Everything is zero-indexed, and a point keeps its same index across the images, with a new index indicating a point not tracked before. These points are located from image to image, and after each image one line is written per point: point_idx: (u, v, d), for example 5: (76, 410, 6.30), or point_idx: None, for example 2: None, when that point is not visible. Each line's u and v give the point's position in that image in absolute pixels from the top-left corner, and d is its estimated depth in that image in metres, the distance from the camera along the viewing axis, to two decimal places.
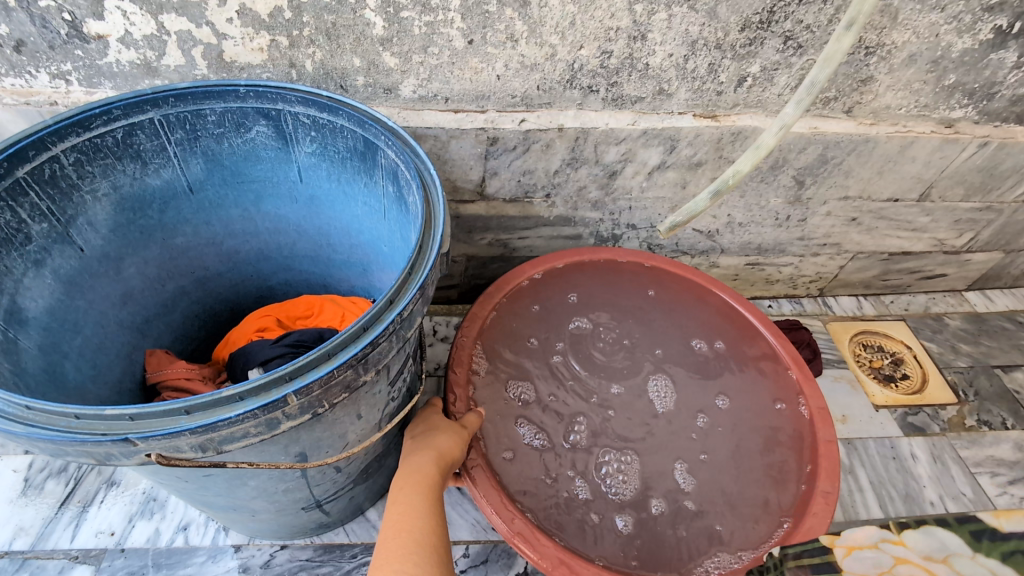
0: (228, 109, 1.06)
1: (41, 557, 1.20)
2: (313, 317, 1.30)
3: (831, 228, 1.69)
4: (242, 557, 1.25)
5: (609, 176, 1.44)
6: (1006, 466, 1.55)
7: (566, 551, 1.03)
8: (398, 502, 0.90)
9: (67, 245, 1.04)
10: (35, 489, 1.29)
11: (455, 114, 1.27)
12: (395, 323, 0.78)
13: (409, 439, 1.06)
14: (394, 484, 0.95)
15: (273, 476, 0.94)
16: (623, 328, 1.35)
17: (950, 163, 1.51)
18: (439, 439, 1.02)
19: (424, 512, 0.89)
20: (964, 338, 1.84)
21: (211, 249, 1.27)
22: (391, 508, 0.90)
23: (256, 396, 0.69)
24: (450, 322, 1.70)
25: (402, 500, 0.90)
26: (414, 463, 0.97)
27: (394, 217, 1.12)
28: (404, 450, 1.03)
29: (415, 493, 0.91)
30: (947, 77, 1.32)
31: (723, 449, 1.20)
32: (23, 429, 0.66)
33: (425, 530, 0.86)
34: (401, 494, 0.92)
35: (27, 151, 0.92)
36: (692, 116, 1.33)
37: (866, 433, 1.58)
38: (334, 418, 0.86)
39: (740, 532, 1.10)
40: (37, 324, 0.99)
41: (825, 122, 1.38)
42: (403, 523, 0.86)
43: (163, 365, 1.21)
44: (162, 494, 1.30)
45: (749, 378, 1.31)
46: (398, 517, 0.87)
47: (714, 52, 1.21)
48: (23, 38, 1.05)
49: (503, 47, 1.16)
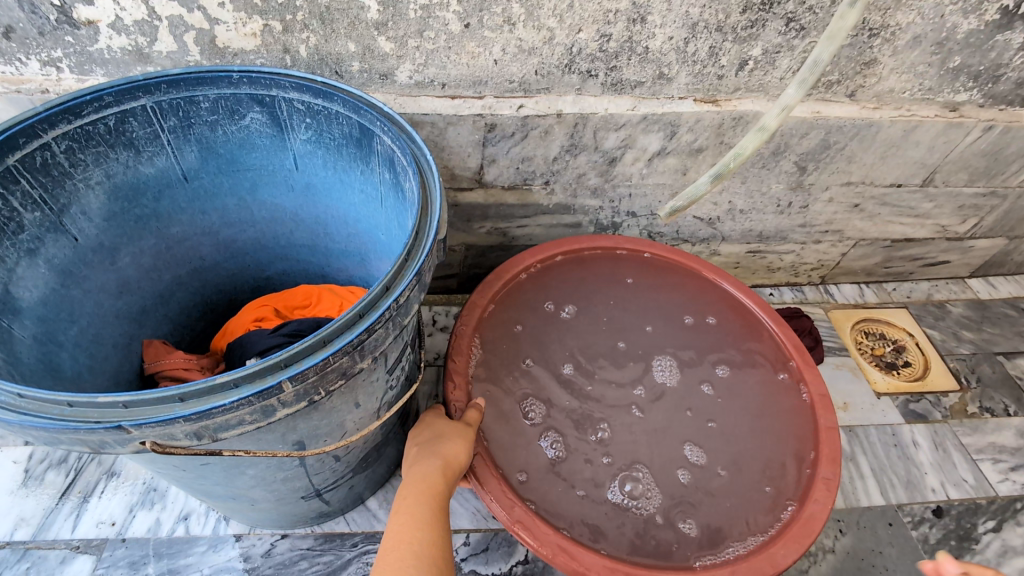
0: (222, 95, 1.04)
1: (43, 548, 1.20)
2: (310, 307, 1.29)
3: (833, 215, 1.67)
4: (243, 546, 1.25)
5: (609, 163, 1.42)
6: (1007, 452, 1.55)
7: (567, 539, 1.02)
8: (398, 510, 0.89)
9: (61, 234, 1.03)
10: (35, 480, 1.28)
11: (453, 100, 1.25)
12: (390, 309, 0.77)
13: (412, 441, 1.05)
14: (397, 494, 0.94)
15: (271, 465, 0.93)
16: (623, 317, 1.34)
17: (954, 148, 1.49)
18: (445, 442, 1.01)
19: (426, 516, 0.88)
20: (967, 326, 1.83)
21: (207, 239, 1.26)
22: (393, 517, 0.89)
23: (251, 382, 0.68)
24: (449, 311, 1.70)
25: (404, 506, 0.90)
26: (416, 471, 0.96)
27: (391, 204, 1.10)
28: (406, 457, 1.03)
29: (420, 503, 0.90)
30: (952, 59, 1.30)
31: (725, 437, 1.19)
32: (15, 417, 0.65)
33: (426, 534, 0.85)
34: (401, 501, 0.91)
35: (17, 139, 0.91)
36: (693, 101, 1.31)
37: (867, 420, 1.58)
38: (331, 407, 0.86)
39: (742, 518, 1.10)
40: (31, 314, 0.98)
41: (828, 106, 1.36)
42: (401, 534, 0.85)
43: (160, 355, 1.20)
44: (162, 484, 1.30)
45: (750, 366, 1.30)
46: (400, 527, 0.86)
47: (715, 34, 1.19)
48: (12, 24, 1.04)
49: (501, 31, 1.14)
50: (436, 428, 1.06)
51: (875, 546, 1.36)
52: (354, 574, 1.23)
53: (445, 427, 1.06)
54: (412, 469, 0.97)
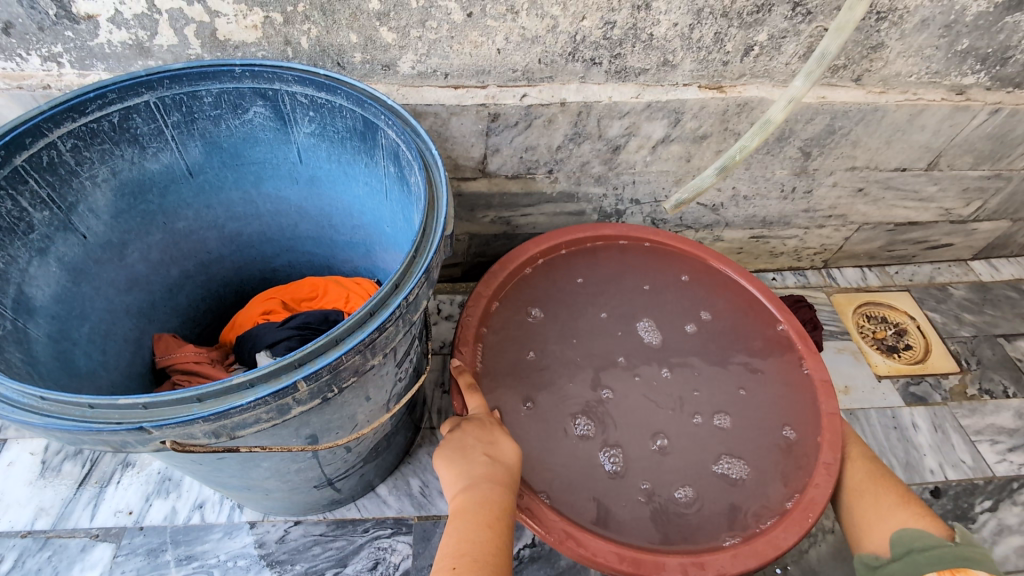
0: (224, 89, 1.04)
1: (64, 536, 1.24)
2: (317, 299, 1.30)
3: (838, 199, 1.67)
4: (258, 533, 1.28)
5: (613, 151, 1.42)
6: (1006, 434, 1.57)
7: (573, 523, 1.06)
8: (482, 522, 0.91)
9: (70, 232, 1.04)
10: (52, 471, 1.31)
11: (456, 90, 1.24)
12: (401, 307, 0.78)
13: (457, 434, 1.03)
14: (469, 498, 0.93)
15: (285, 457, 0.96)
16: (628, 305, 1.35)
17: (960, 131, 1.48)
18: (501, 447, 1.01)
19: (506, 541, 0.91)
20: (968, 308, 1.84)
21: (213, 233, 1.26)
22: (472, 525, 0.90)
23: (267, 382, 0.69)
24: (454, 300, 1.71)
25: (492, 521, 0.91)
26: (494, 484, 0.95)
27: (396, 197, 1.11)
28: (467, 452, 1.00)
29: (504, 522, 0.93)
30: (960, 42, 1.28)
31: (731, 421, 1.20)
32: (39, 420, 0.67)
33: (505, 558, 0.89)
34: (483, 513, 0.91)
35: (24, 139, 0.91)
36: (698, 87, 1.30)
37: (868, 402, 1.60)
38: (342, 401, 0.87)
39: (745, 503, 1.11)
40: (45, 313, 1.00)
41: (835, 91, 1.35)
42: (483, 550, 0.88)
43: (172, 348, 1.21)
44: (176, 473, 1.33)
45: (754, 350, 1.31)
46: (479, 540, 0.89)
47: (721, 20, 1.18)
48: (10, 20, 1.03)
49: (503, 20, 1.13)
50: (483, 428, 1.04)
51: None
52: (367, 558, 1.26)
53: (492, 429, 1.05)
54: (489, 478, 0.96)
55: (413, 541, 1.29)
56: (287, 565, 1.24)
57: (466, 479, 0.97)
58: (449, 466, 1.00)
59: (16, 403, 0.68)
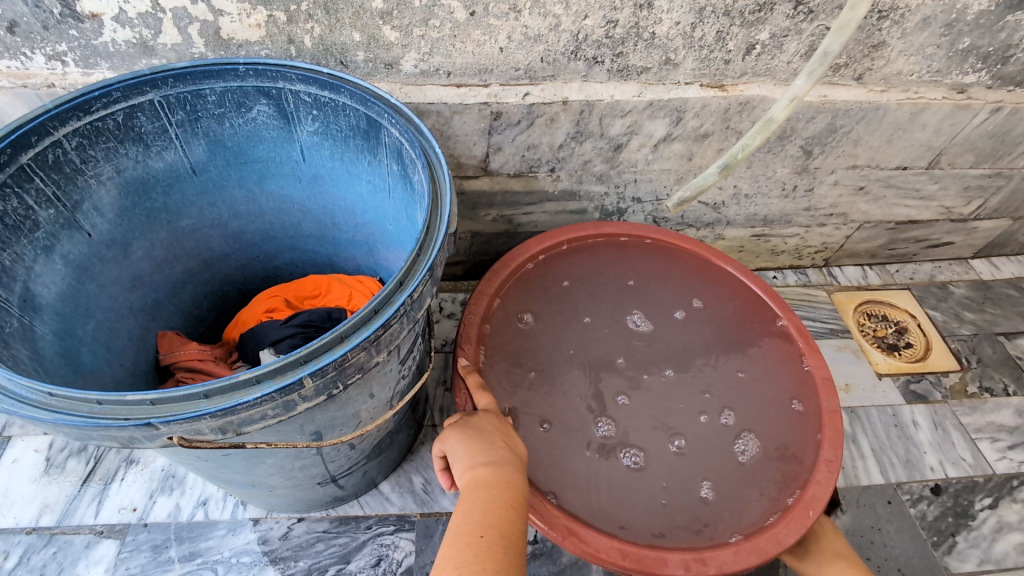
0: (229, 88, 1.04)
1: (68, 533, 1.24)
2: (320, 297, 1.30)
3: (838, 198, 1.67)
4: (261, 530, 1.28)
5: (615, 149, 1.42)
6: (1006, 431, 1.58)
7: (574, 519, 1.06)
8: (507, 495, 0.89)
9: (75, 230, 1.04)
10: (57, 468, 1.32)
11: (458, 89, 1.25)
12: (406, 304, 0.79)
13: (476, 419, 1.04)
14: (492, 473, 0.92)
15: (290, 454, 0.96)
16: (626, 301, 1.35)
17: (961, 129, 1.48)
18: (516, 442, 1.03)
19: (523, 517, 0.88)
20: (968, 307, 1.85)
21: (216, 231, 1.26)
22: (495, 497, 0.88)
23: (272, 378, 0.70)
24: (455, 298, 1.72)
25: (515, 498, 0.89)
26: (515, 468, 0.95)
27: (399, 195, 1.11)
28: (486, 435, 1.00)
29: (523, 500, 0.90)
30: (961, 40, 1.29)
31: (731, 418, 1.21)
32: (48, 416, 0.67)
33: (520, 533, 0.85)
34: (507, 489, 0.90)
35: (30, 137, 0.92)
36: (698, 87, 1.31)
37: (868, 400, 1.61)
38: (347, 398, 0.88)
39: (746, 499, 1.12)
40: (50, 310, 1.00)
41: (836, 90, 1.36)
42: (505, 519, 0.84)
43: (175, 346, 1.23)
44: (180, 470, 1.33)
45: (755, 347, 1.31)
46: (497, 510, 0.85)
47: (722, 19, 1.18)
48: (15, 19, 1.03)
49: (506, 19, 1.14)
50: (500, 421, 1.05)
51: (874, 523, 1.40)
52: (369, 555, 1.27)
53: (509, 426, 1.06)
54: (511, 461, 0.96)
55: (415, 538, 1.29)
56: (290, 561, 1.25)
57: (487, 456, 0.95)
58: (468, 443, 0.98)
59: (25, 399, 0.68)
